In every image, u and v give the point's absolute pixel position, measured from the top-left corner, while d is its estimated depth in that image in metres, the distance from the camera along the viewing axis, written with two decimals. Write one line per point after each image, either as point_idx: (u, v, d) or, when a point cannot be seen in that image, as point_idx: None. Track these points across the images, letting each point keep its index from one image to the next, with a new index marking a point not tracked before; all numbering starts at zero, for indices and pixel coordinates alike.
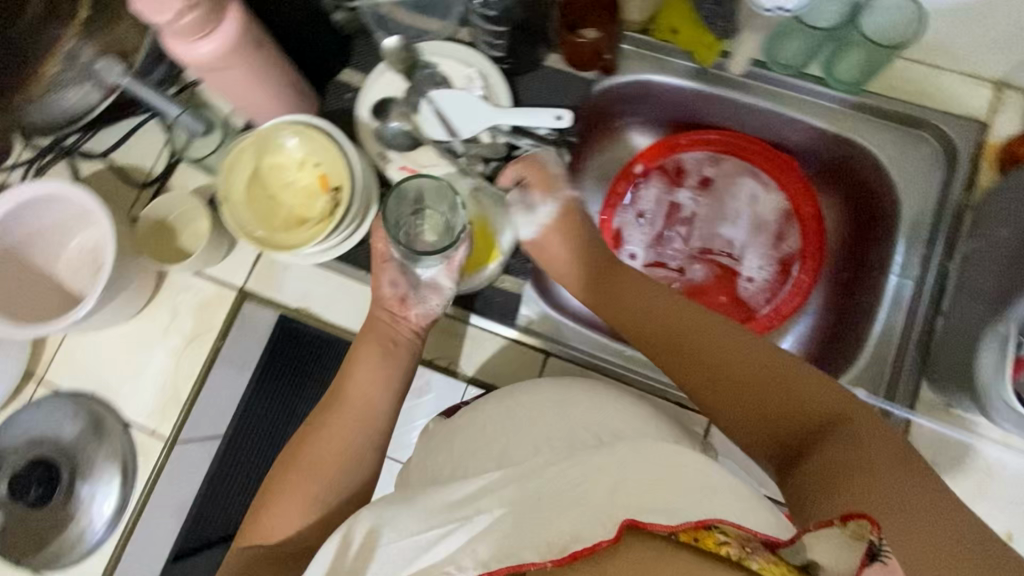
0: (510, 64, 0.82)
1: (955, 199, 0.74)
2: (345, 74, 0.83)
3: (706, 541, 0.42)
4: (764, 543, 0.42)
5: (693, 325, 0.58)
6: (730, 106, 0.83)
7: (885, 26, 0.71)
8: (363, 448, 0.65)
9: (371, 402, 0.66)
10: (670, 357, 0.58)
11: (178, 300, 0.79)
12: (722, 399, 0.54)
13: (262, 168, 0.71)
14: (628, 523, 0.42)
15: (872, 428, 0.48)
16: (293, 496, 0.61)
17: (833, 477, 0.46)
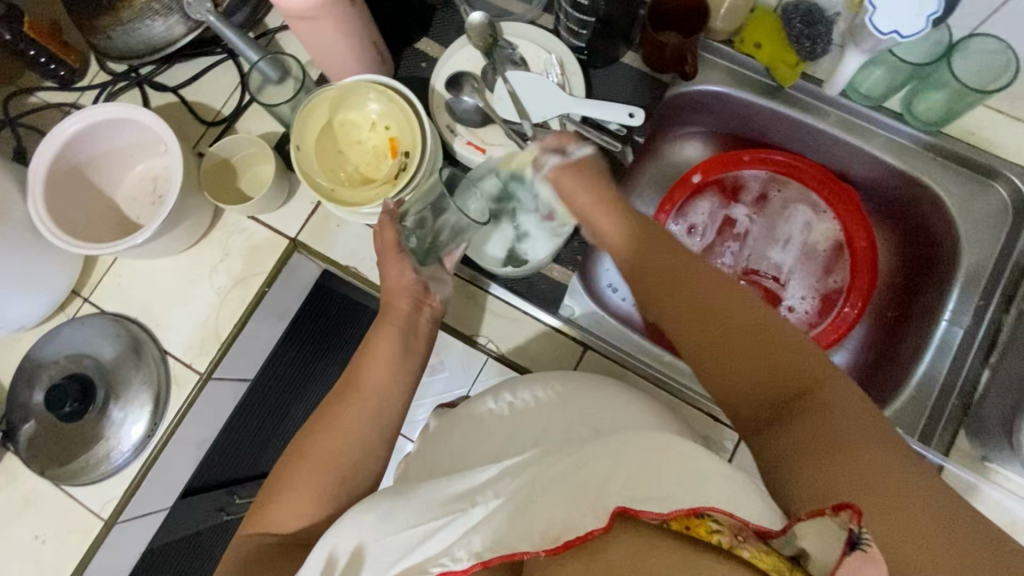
0: (587, 57, 0.81)
1: (1019, 254, 0.73)
2: (423, 43, 0.83)
3: (697, 530, 0.40)
4: (756, 533, 0.40)
5: (730, 310, 0.48)
6: (801, 130, 0.83)
7: (975, 70, 0.70)
8: (376, 438, 0.62)
9: (387, 392, 0.63)
10: (693, 336, 0.49)
11: (230, 241, 0.80)
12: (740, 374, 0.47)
13: (336, 122, 0.72)
14: (618, 511, 0.42)
15: (844, 401, 0.44)
16: (304, 487, 0.57)
17: (812, 455, 0.43)
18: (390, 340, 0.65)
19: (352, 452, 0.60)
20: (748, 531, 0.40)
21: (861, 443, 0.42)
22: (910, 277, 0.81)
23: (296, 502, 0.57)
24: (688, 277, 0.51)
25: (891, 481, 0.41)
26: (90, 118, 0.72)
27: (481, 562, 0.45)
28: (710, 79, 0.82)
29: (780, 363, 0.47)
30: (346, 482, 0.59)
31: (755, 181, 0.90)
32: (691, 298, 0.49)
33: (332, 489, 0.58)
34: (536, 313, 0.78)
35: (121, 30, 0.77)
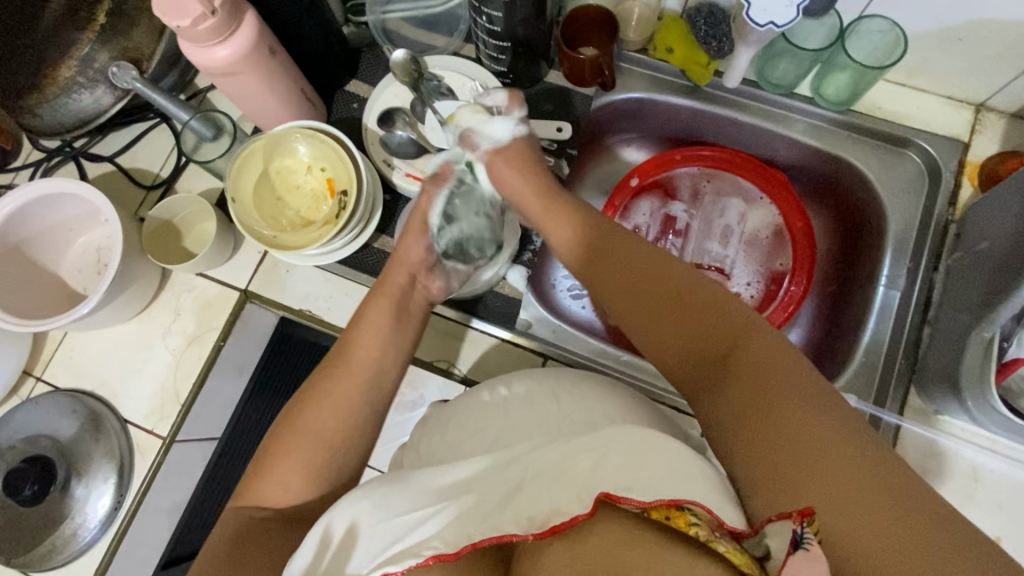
0: (511, 79, 0.84)
1: (940, 215, 0.76)
2: (353, 85, 0.86)
3: (676, 520, 0.43)
4: (729, 532, 0.43)
5: (665, 283, 0.56)
6: (724, 124, 0.87)
7: (871, 49, 0.76)
8: (371, 413, 0.61)
9: (376, 365, 0.63)
10: (635, 303, 0.57)
11: (181, 300, 0.80)
12: (677, 335, 0.54)
13: (271, 170, 0.73)
14: (603, 497, 0.44)
15: (765, 350, 0.50)
16: (297, 458, 0.57)
17: (750, 416, 0.48)
18: (382, 312, 0.65)
19: (343, 424, 0.59)
20: (722, 528, 0.43)
21: (799, 407, 0.47)
22: (846, 250, 0.85)
23: (297, 471, 0.57)
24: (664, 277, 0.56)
25: (822, 433, 0.45)
26: (29, 196, 0.72)
27: (472, 543, 0.47)
28: (631, 86, 0.85)
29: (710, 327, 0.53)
30: (339, 453, 0.59)
31: (687, 177, 0.93)
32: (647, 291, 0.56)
33: (324, 457, 0.58)
34: (489, 328, 0.80)
35: (50, 105, 0.77)
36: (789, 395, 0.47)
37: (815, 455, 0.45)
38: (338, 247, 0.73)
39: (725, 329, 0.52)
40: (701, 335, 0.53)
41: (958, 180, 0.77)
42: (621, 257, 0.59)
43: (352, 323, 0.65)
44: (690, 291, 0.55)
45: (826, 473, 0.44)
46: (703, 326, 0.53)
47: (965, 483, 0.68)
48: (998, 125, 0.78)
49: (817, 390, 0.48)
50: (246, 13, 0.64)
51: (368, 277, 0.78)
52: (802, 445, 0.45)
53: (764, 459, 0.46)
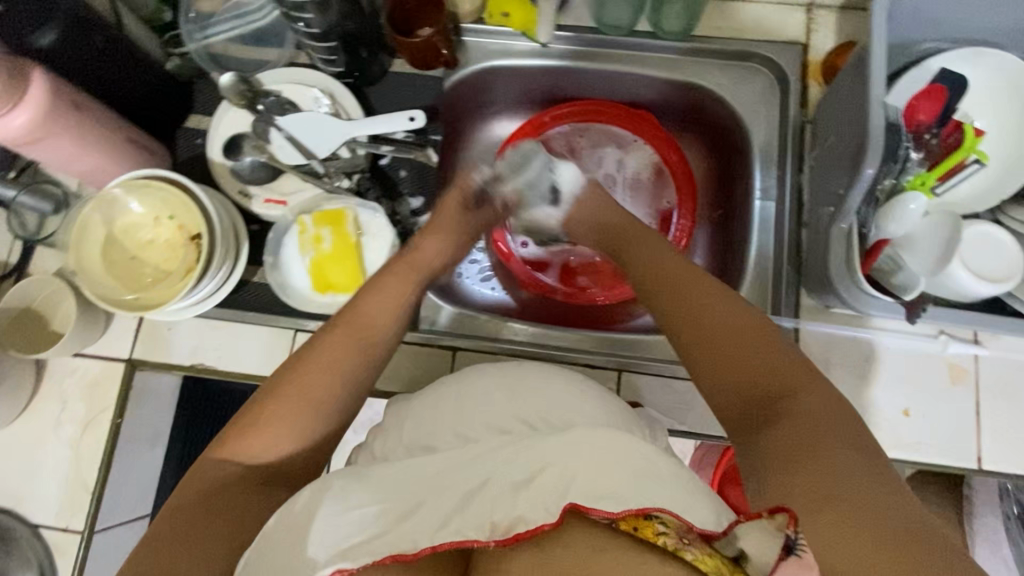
0: (355, 78, 0.81)
1: (795, 117, 0.78)
2: (193, 121, 0.81)
3: (644, 530, 0.48)
4: (699, 536, 0.48)
5: (743, 318, 0.56)
6: (580, 76, 0.86)
7: None
8: (366, 376, 0.60)
9: (381, 327, 0.62)
10: (703, 339, 0.56)
11: (64, 386, 0.75)
12: (714, 370, 0.54)
13: (116, 231, 0.68)
14: (571, 507, 0.49)
15: (815, 398, 0.50)
16: (285, 419, 0.56)
17: (785, 452, 0.47)
18: (399, 291, 0.65)
19: (334, 387, 0.58)
20: (691, 532, 0.48)
21: (840, 460, 0.46)
22: (722, 173, 0.86)
23: (277, 427, 0.56)
24: (738, 318, 0.56)
25: (853, 478, 0.45)
26: None
27: (432, 547, 0.49)
28: (479, 58, 0.84)
29: (755, 378, 0.52)
30: (319, 418, 0.57)
31: (561, 137, 0.92)
32: (734, 323, 0.56)
33: (306, 418, 0.57)
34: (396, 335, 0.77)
35: None
36: (829, 443, 0.47)
37: (838, 491, 0.44)
38: (209, 290, 0.70)
39: (771, 373, 0.52)
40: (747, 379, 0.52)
41: (805, 82, 0.79)
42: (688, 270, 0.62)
43: (363, 290, 0.65)
44: (712, 315, 0.57)
45: (847, 507, 0.44)
46: (752, 372, 0.52)
47: (867, 366, 0.71)
48: (831, 19, 0.80)
49: (857, 443, 0.47)
50: (32, 72, 0.59)
51: (255, 314, 0.75)
52: (829, 479, 0.45)
53: (787, 477, 0.46)
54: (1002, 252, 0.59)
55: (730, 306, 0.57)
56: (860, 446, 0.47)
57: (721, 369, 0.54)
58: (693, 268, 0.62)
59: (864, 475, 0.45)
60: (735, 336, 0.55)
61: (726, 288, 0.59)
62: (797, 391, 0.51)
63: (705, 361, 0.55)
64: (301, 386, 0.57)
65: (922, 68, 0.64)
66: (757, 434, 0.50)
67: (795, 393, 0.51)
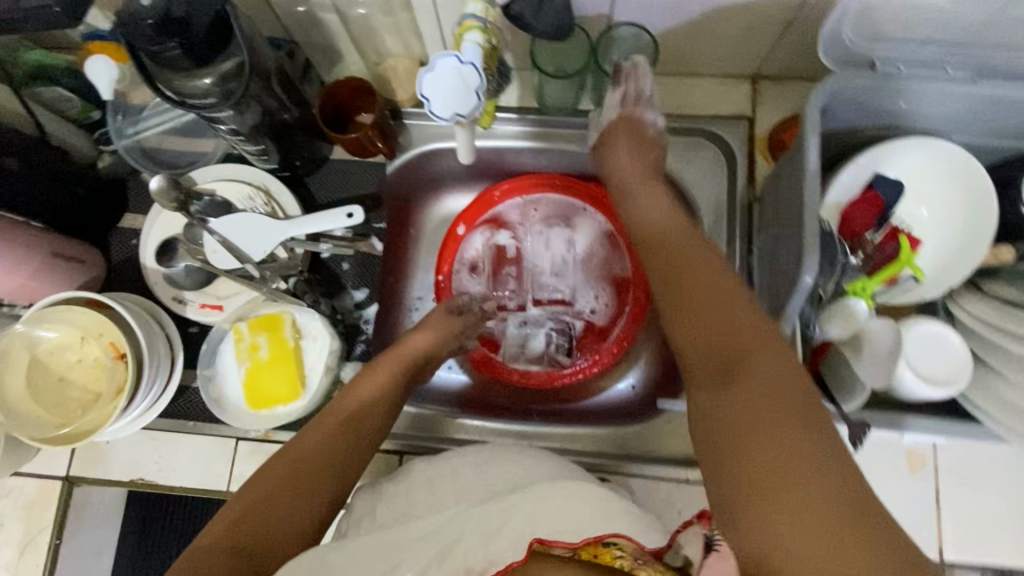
0: (290, 172, 0.79)
1: (742, 194, 0.77)
2: (127, 221, 0.79)
3: (603, 555, 0.56)
4: (653, 555, 0.57)
5: (706, 275, 0.53)
6: (525, 153, 0.84)
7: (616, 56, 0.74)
8: (360, 454, 0.63)
9: (377, 402, 0.67)
10: (677, 298, 0.53)
11: (0, 508, 0.72)
12: (682, 322, 0.52)
13: (41, 356, 0.66)
14: (535, 543, 0.54)
15: (770, 354, 0.47)
16: (278, 489, 0.57)
17: (738, 425, 0.44)
18: (390, 372, 0.70)
19: (323, 463, 0.60)
20: (644, 554, 0.56)
21: (782, 426, 0.43)
22: None
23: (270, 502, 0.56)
24: (702, 263, 0.54)
25: (801, 467, 0.41)
26: None
27: None
28: (420, 142, 0.82)
29: (723, 338, 0.48)
30: (312, 500, 0.58)
31: (512, 210, 0.89)
32: (699, 280, 0.53)
33: (300, 492, 0.57)
34: None
35: None
36: (765, 390, 0.44)
37: (795, 508, 0.40)
38: (142, 408, 0.67)
39: (725, 323, 0.49)
40: (714, 331, 0.49)
41: (752, 157, 0.77)
42: (686, 285, 0.53)
43: (362, 371, 0.71)
44: (698, 276, 0.53)
45: (804, 522, 0.39)
46: (717, 321, 0.50)
47: None
48: (776, 92, 0.79)
49: (807, 405, 0.44)
50: None
51: (195, 425, 0.73)
52: (771, 457, 0.42)
53: (743, 494, 0.42)
54: (948, 351, 0.59)
55: (696, 244, 0.57)
56: (809, 413, 0.43)
57: (685, 318, 0.52)
58: (677, 244, 0.58)
59: (814, 452, 0.42)
60: (716, 295, 0.51)
61: (716, 263, 0.54)
62: (759, 349, 0.47)
63: (671, 311, 0.53)
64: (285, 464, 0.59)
65: (857, 167, 0.63)
66: (705, 378, 0.48)
67: (756, 353, 0.47)
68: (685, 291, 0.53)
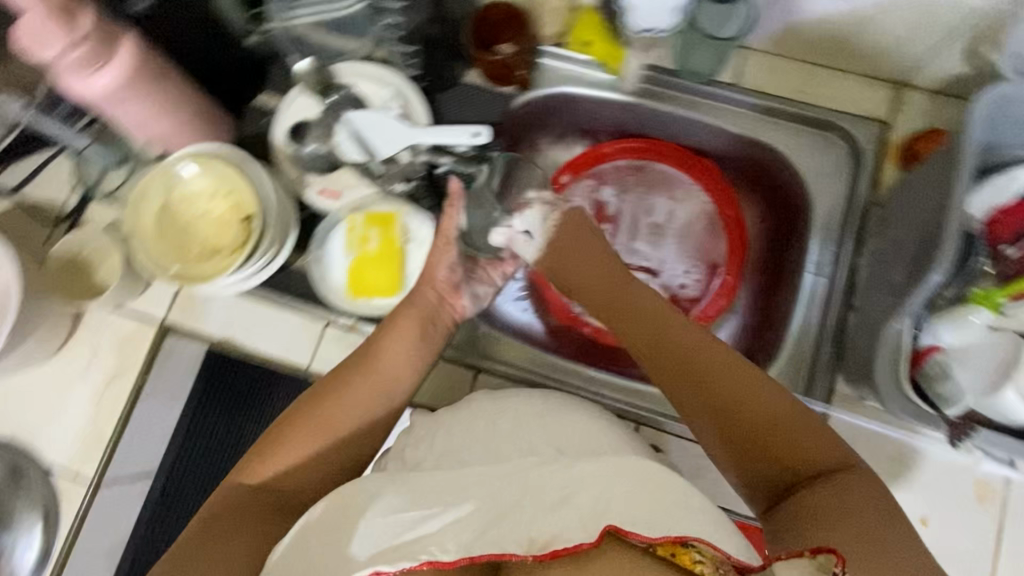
0: (428, 82, 0.82)
1: (861, 196, 0.76)
2: (262, 99, 0.82)
3: (681, 557, 0.46)
4: (735, 565, 0.46)
5: (694, 352, 0.58)
6: (650, 116, 0.84)
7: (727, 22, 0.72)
8: (379, 416, 0.63)
9: (408, 371, 0.65)
10: (660, 359, 0.59)
11: (98, 337, 0.77)
12: (705, 391, 0.56)
13: (172, 200, 0.69)
14: (610, 529, 0.46)
15: (811, 433, 0.53)
16: (297, 453, 0.59)
17: (810, 511, 0.49)
18: (409, 325, 0.67)
19: (352, 418, 0.61)
20: (727, 563, 0.46)
21: (845, 497, 0.49)
22: (779, 242, 0.83)
23: (291, 451, 0.59)
24: (689, 340, 0.59)
25: (861, 517, 0.47)
26: None
27: (472, 557, 0.47)
28: (550, 82, 0.82)
29: (747, 411, 0.54)
30: (335, 454, 0.60)
31: (619, 171, 0.89)
32: (691, 356, 0.58)
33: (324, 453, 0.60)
34: None
35: None
36: (806, 436, 0.53)
37: (857, 549, 0.45)
38: (250, 274, 0.69)
39: (758, 404, 0.54)
40: (739, 401, 0.55)
41: (880, 161, 0.77)
42: (699, 379, 0.57)
43: (373, 332, 0.67)
44: (702, 349, 0.58)
45: (872, 559, 0.45)
46: (739, 389, 0.55)
47: (891, 466, 0.69)
48: (918, 102, 0.78)
49: (850, 468, 0.51)
50: (122, 36, 0.60)
51: (290, 301, 0.76)
52: (841, 516, 0.48)
53: (798, 530, 0.48)
54: None
55: (723, 354, 0.57)
56: (852, 470, 0.51)
57: (689, 387, 0.57)
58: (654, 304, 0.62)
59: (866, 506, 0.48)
60: (714, 363, 0.57)
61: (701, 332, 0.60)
62: (795, 417, 0.54)
63: (662, 370, 0.59)
64: (314, 419, 0.60)
65: (1011, 175, 0.60)
66: (761, 462, 0.53)
67: (793, 418, 0.54)
68: (744, 412, 0.54)
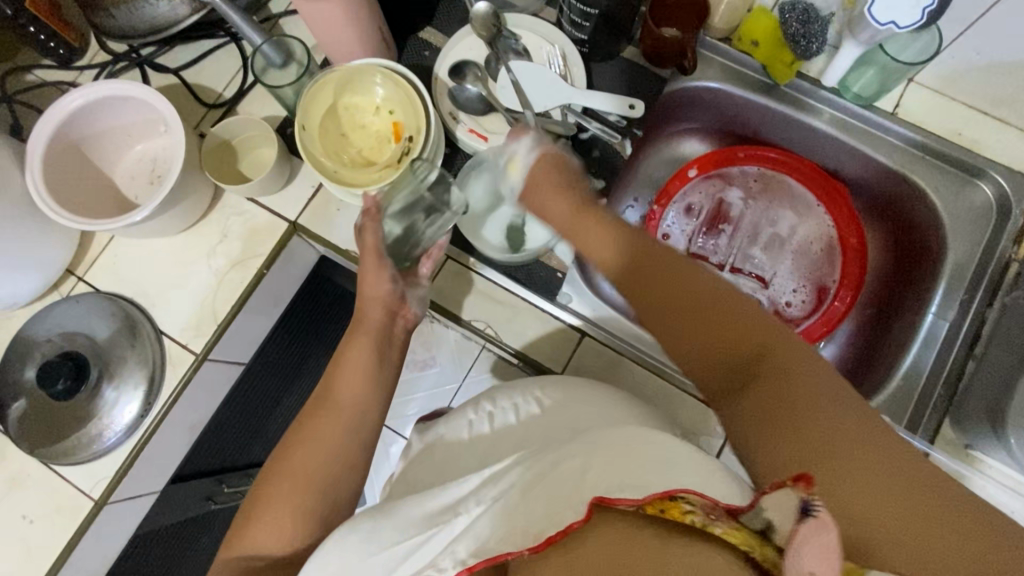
0: (588, 49, 0.82)
1: (1003, 251, 0.75)
2: (426, 32, 0.84)
3: (671, 511, 0.41)
4: (726, 511, 0.41)
5: (692, 284, 0.49)
6: (796, 128, 0.85)
7: (906, 47, 0.73)
8: (358, 448, 0.61)
9: (354, 398, 0.61)
10: (656, 305, 0.50)
11: (229, 222, 0.80)
12: (695, 337, 0.48)
13: (339, 105, 0.72)
14: (596, 501, 0.42)
15: (788, 355, 0.46)
16: (285, 500, 0.57)
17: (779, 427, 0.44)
18: (361, 353, 0.63)
19: (330, 469, 0.59)
20: (718, 508, 0.41)
21: (844, 437, 0.42)
22: (895, 276, 0.84)
23: (280, 518, 0.57)
24: (661, 265, 0.51)
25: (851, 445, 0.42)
26: (94, 94, 0.72)
27: (492, 558, 0.44)
28: (705, 75, 0.83)
29: (726, 332, 0.47)
30: (333, 487, 0.59)
31: (746, 177, 0.91)
32: (669, 287, 0.49)
33: (313, 496, 0.57)
34: (536, 300, 0.78)
35: (125, 8, 0.78)
36: (800, 399, 0.44)
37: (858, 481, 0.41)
38: None
39: (727, 332, 0.47)
40: (713, 332, 0.48)
41: None
42: (723, 317, 0.48)
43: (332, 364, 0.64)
44: (686, 279, 0.49)
45: (860, 488, 0.41)
46: (711, 321, 0.48)
47: None
48: None
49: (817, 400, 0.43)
50: None
51: None
52: (827, 452, 0.42)
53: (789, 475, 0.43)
54: None
55: (743, 311, 0.47)
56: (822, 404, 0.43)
57: (677, 328, 0.49)
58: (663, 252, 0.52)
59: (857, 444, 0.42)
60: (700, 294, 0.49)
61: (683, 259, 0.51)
62: (766, 352, 0.46)
63: (652, 312, 0.50)
64: (291, 464, 0.58)
65: None
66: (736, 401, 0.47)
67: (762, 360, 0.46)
68: (770, 361, 0.46)
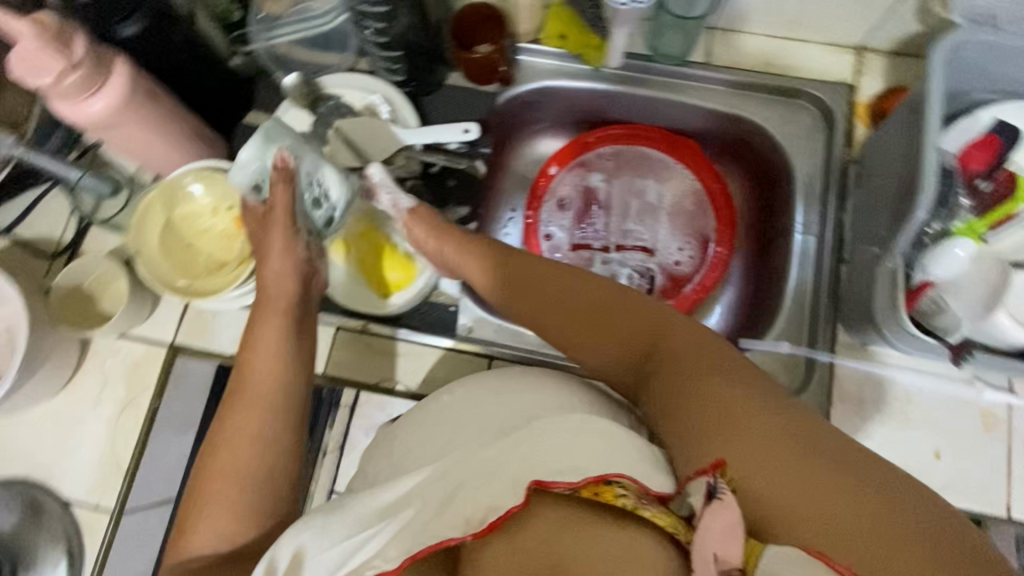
0: (413, 87, 0.83)
1: (839, 155, 0.80)
2: (251, 116, 0.83)
3: (605, 495, 0.45)
4: (657, 497, 0.46)
5: (610, 301, 0.59)
6: (630, 101, 0.87)
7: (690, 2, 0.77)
8: (276, 425, 0.59)
9: (273, 378, 0.61)
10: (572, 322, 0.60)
11: (106, 365, 0.77)
12: (607, 341, 0.58)
13: (175, 218, 0.71)
14: (535, 486, 0.46)
15: (695, 349, 0.54)
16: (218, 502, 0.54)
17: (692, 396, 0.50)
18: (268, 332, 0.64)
19: (259, 455, 0.57)
20: (649, 494, 0.45)
21: (748, 409, 0.48)
22: (761, 207, 0.88)
23: (218, 518, 0.54)
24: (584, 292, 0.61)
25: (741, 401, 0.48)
26: None
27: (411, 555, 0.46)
28: (532, 77, 0.85)
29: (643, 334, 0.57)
30: (267, 476, 0.56)
31: (603, 159, 0.93)
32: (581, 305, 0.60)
33: (246, 487, 0.55)
34: (432, 338, 0.79)
35: None
36: (718, 382, 0.50)
37: (744, 424, 0.47)
38: (257, 284, 0.71)
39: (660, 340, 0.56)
40: (634, 336, 0.57)
41: (851, 121, 0.81)
42: (649, 332, 0.56)
43: (245, 347, 0.64)
44: (596, 301, 0.60)
45: (750, 433, 0.46)
46: (636, 328, 0.57)
47: (896, 404, 0.73)
48: (881, 64, 0.82)
49: (720, 371, 0.51)
50: (116, 61, 0.61)
51: None
52: (722, 409, 0.48)
53: (695, 433, 0.48)
54: None
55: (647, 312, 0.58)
56: (727, 376, 0.50)
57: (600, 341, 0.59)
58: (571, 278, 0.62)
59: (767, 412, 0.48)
60: (618, 305, 0.59)
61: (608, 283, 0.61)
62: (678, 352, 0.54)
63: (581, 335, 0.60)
64: (224, 453, 0.56)
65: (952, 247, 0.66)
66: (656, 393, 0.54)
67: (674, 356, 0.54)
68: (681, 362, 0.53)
